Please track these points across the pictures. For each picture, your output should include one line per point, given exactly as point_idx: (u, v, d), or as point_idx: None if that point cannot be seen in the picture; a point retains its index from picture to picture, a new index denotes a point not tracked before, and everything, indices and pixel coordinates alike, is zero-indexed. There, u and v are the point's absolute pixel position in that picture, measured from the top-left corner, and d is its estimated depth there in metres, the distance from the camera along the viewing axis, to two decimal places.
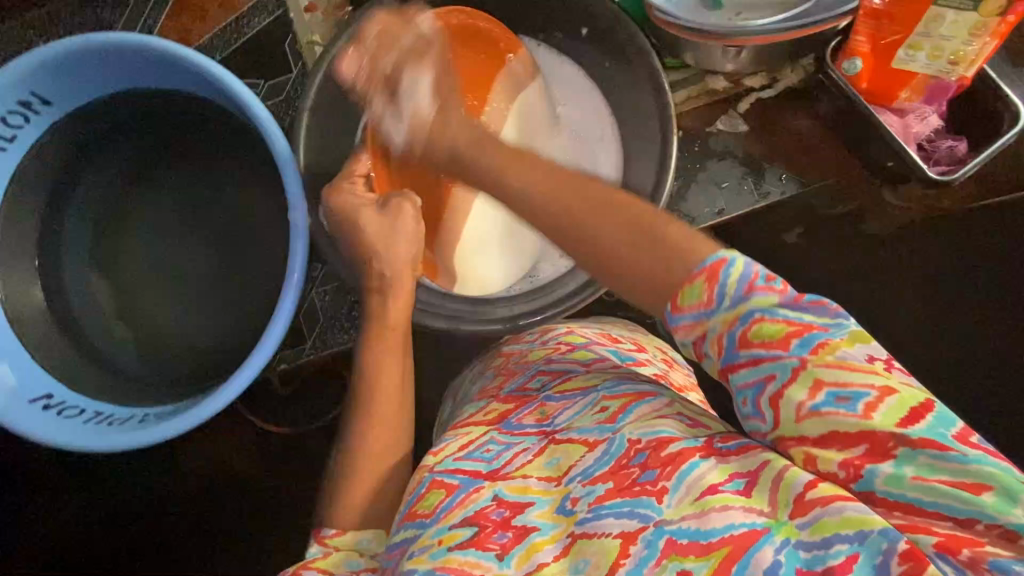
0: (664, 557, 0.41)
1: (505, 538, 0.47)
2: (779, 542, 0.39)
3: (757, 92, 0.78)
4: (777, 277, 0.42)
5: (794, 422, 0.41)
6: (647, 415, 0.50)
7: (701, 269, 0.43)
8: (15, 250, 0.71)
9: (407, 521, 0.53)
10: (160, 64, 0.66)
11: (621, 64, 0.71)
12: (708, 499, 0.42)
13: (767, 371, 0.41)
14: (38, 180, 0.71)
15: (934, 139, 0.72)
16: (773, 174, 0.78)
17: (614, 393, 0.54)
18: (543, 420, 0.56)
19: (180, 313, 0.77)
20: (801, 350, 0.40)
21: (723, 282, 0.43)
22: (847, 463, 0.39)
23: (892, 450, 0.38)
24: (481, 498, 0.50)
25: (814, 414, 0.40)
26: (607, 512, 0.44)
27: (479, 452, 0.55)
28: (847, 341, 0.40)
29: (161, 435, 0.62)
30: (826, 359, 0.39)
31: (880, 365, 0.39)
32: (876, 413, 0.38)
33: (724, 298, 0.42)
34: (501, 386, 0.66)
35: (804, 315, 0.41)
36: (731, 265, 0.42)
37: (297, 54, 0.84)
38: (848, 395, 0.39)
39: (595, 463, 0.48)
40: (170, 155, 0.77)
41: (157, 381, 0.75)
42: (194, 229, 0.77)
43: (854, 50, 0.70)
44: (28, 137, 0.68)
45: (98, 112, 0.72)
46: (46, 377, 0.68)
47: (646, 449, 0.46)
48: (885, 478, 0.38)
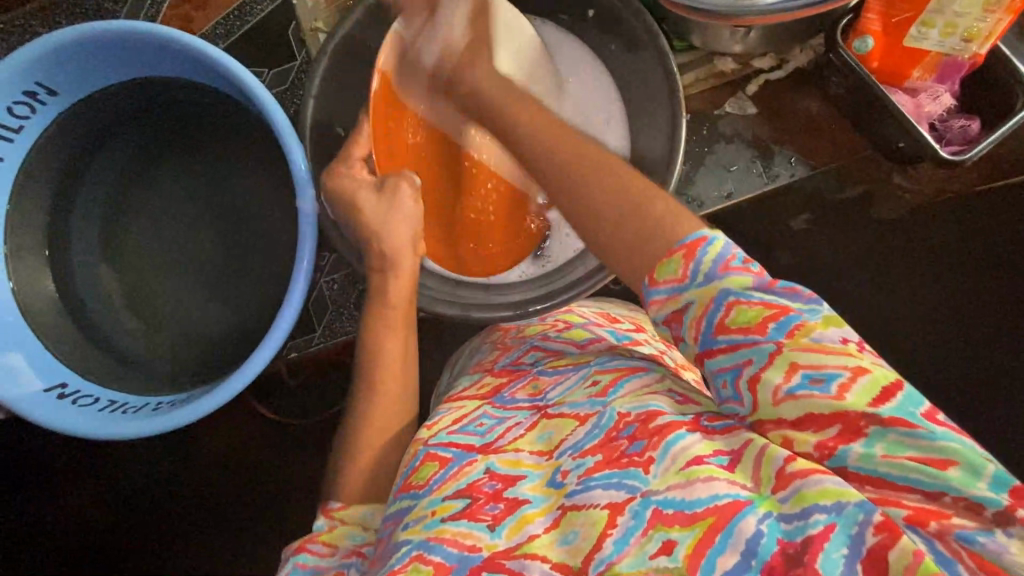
0: (651, 527, 0.43)
1: (496, 509, 0.49)
2: (761, 513, 0.41)
3: (766, 74, 0.78)
4: (754, 260, 0.45)
5: (770, 405, 0.43)
6: (636, 391, 0.52)
7: (681, 245, 0.45)
8: (25, 240, 0.71)
9: (402, 493, 0.55)
10: (164, 51, 0.66)
11: (628, 46, 0.71)
12: (694, 469, 0.44)
13: (744, 356, 0.43)
14: (45, 170, 0.71)
15: (946, 119, 0.72)
16: (782, 156, 0.78)
17: (606, 367, 0.57)
18: (535, 394, 0.60)
19: (189, 303, 0.77)
20: (778, 333, 0.42)
21: (698, 263, 0.45)
22: (821, 444, 0.41)
23: (864, 429, 0.40)
24: (473, 471, 0.52)
25: (789, 397, 0.42)
26: (596, 484, 0.47)
27: (472, 426, 0.58)
28: (821, 324, 0.42)
29: (175, 422, 0.63)
30: (801, 342, 0.42)
31: (853, 346, 0.42)
32: (849, 394, 0.40)
33: (698, 275, 0.44)
34: (494, 361, 0.70)
35: (780, 298, 0.43)
36: (709, 245, 0.45)
37: (300, 42, 0.84)
38: (821, 377, 0.41)
39: (586, 437, 0.51)
40: (175, 144, 0.77)
41: (168, 370, 0.75)
42: (201, 218, 0.77)
43: (865, 29, 0.68)
44: (35, 126, 0.68)
45: (102, 101, 0.71)
46: (59, 367, 0.69)
47: (635, 421, 0.49)
48: (856, 455, 0.40)
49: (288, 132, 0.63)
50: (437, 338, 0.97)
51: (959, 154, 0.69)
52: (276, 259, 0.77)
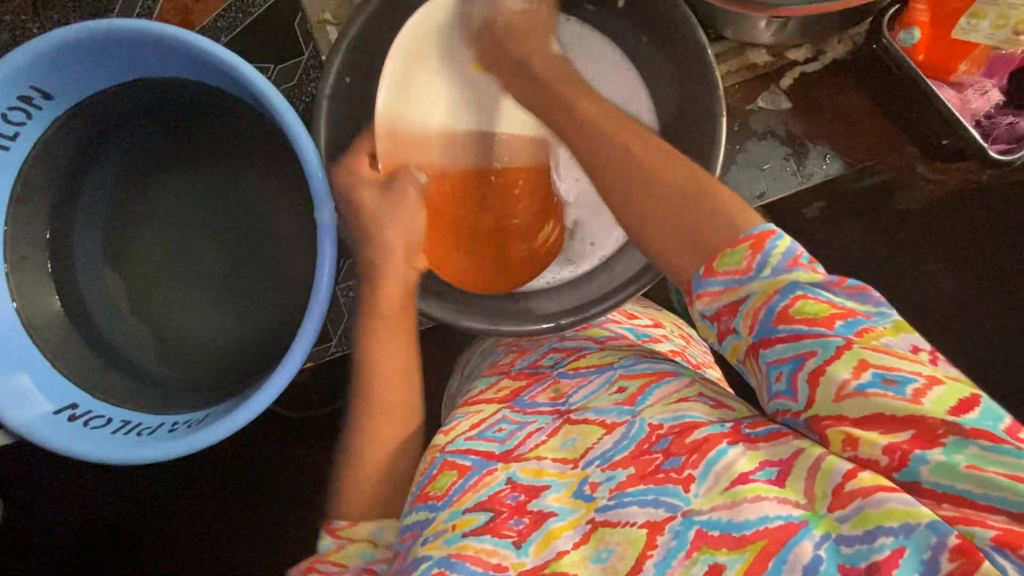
0: (695, 549, 0.40)
1: (521, 525, 0.46)
2: (818, 537, 0.38)
3: (802, 66, 0.74)
4: (819, 261, 0.41)
5: (831, 402, 0.38)
6: (668, 397, 0.49)
7: (748, 235, 0.42)
8: (26, 253, 0.67)
9: (419, 504, 0.51)
10: (166, 51, 0.61)
11: (661, 37, 0.66)
12: (739, 489, 0.40)
13: (807, 347, 0.39)
14: (44, 178, 0.67)
15: (993, 116, 0.68)
16: (817, 154, 0.75)
17: (633, 372, 0.53)
18: (557, 398, 0.55)
19: (200, 314, 0.74)
20: (846, 331, 0.38)
21: (766, 254, 0.41)
22: (893, 448, 0.37)
23: (942, 438, 0.36)
24: (495, 481, 0.49)
25: (857, 394, 0.37)
26: (630, 500, 0.43)
27: (491, 432, 0.53)
28: (890, 330, 0.38)
29: (193, 445, 0.60)
30: (872, 342, 0.38)
31: (925, 356, 0.38)
32: (926, 399, 0.36)
33: (764, 267, 0.41)
34: (512, 364, 0.65)
35: (846, 299, 0.39)
36: (778, 239, 0.41)
37: (308, 35, 0.79)
38: (895, 377, 0.37)
39: (614, 448, 0.47)
40: (179, 148, 0.73)
41: (181, 385, 0.73)
42: (210, 226, 0.74)
43: (912, 20, 0.65)
44: (32, 134, 0.64)
45: (102, 104, 0.67)
46: (69, 387, 0.66)
47: (669, 434, 0.45)
48: (932, 466, 0.36)
49: (303, 136, 0.59)
50: (455, 341, 0.94)
51: (1007, 154, 0.66)
52: (290, 266, 0.74)
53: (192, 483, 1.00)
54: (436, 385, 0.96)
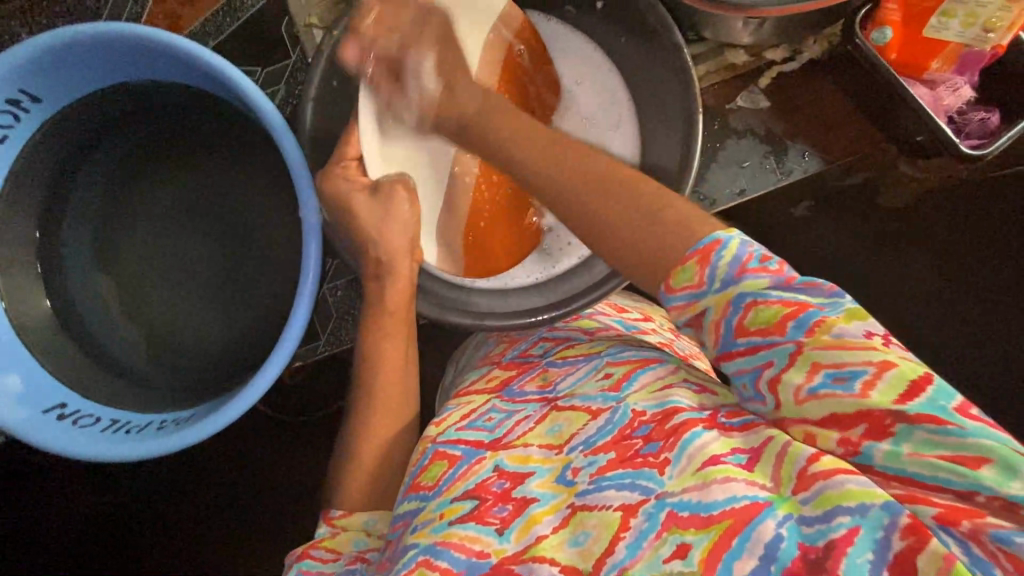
0: (665, 530, 0.40)
1: (505, 512, 0.46)
2: (781, 516, 0.38)
3: (780, 66, 0.75)
4: (772, 258, 0.41)
5: (794, 405, 0.40)
6: (652, 383, 0.49)
7: (695, 251, 0.42)
8: (16, 255, 0.68)
9: (410, 492, 0.52)
10: (152, 55, 0.62)
11: (639, 38, 0.67)
12: (710, 470, 0.41)
13: (764, 357, 0.41)
14: (34, 181, 0.68)
15: (965, 111, 0.70)
16: (795, 152, 0.76)
17: (619, 359, 0.54)
18: (545, 386, 0.57)
19: (189, 314, 0.75)
20: (797, 333, 0.39)
21: (715, 266, 0.41)
22: (846, 441, 0.38)
23: (891, 427, 0.37)
24: (482, 470, 0.49)
25: (813, 396, 0.39)
26: (609, 484, 0.44)
27: (481, 421, 0.55)
28: (843, 319, 0.38)
29: (181, 442, 0.61)
30: (822, 339, 0.38)
31: (878, 340, 0.38)
32: (874, 392, 0.37)
33: (715, 281, 0.41)
34: (502, 354, 0.67)
35: (800, 295, 0.40)
36: (724, 247, 0.41)
37: (294, 38, 0.81)
38: (845, 375, 0.38)
39: (598, 433, 0.48)
40: (167, 150, 0.74)
41: (169, 384, 0.73)
42: (198, 227, 0.75)
43: (884, 19, 0.67)
44: (20, 137, 0.65)
45: (90, 107, 0.68)
46: (57, 387, 0.66)
47: (651, 421, 0.46)
48: (881, 454, 0.37)
49: (289, 136, 0.60)
50: (445, 340, 0.95)
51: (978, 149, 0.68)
52: (278, 266, 0.75)
53: (184, 484, 1.01)
54: (426, 384, 0.96)
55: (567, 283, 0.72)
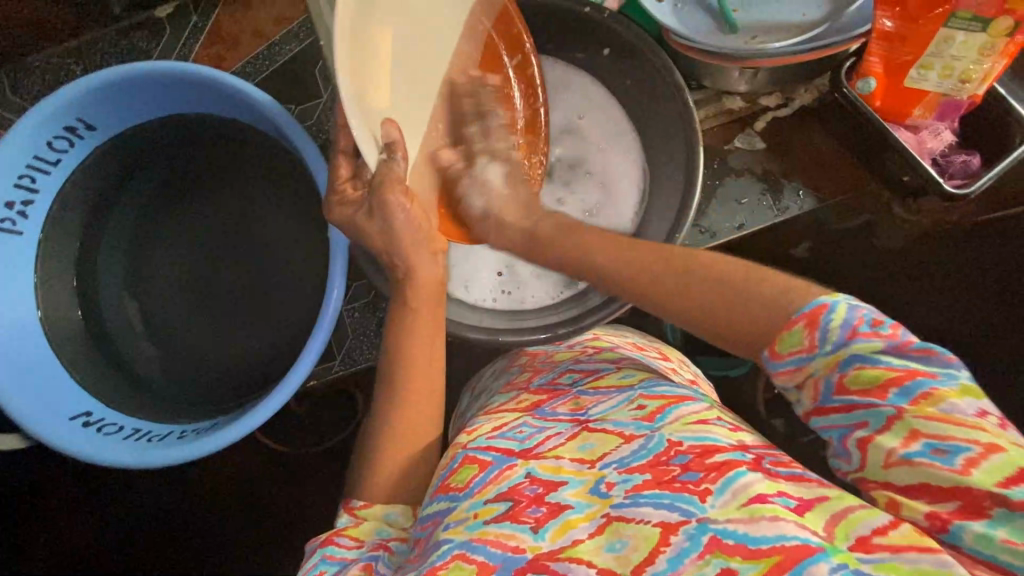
0: (708, 552, 0.40)
1: (539, 513, 0.47)
2: (835, 563, 0.37)
3: (774, 111, 0.81)
4: (885, 320, 0.41)
5: (881, 468, 0.41)
6: (688, 416, 0.50)
7: (802, 313, 0.43)
8: (54, 268, 0.72)
9: (440, 494, 0.53)
10: (197, 88, 0.68)
11: (643, 82, 0.73)
12: (757, 507, 0.41)
13: (860, 417, 0.42)
14: (79, 201, 0.73)
15: (947, 154, 0.75)
16: (791, 189, 0.81)
17: (654, 393, 0.55)
18: (577, 409, 0.58)
19: (211, 330, 0.78)
20: (899, 400, 0.40)
21: (824, 327, 0.42)
22: (934, 515, 0.38)
23: (988, 509, 0.37)
24: (514, 475, 0.51)
25: (905, 462, 0.40)
26: (645, 501, 0.44)
27: (512, 432, 0.56)
28: (954, 393, 0.39)
29: (199, 451, 0.63)
30: (926, 411, 0.39)
31: (990, 421, 0.38)
32: (976, 470, 0.37)
33: (825, 342, 0.42)
34: (528, 380, 0.68)
35: (911, 363, 0.40)
36: (833, 310, 0.42)
37: (326, 80, 0.88)
38: (945, 448, 0.38)
39: (632, 455, 0.49)
40: (201, 176, 0.79)
41: (188, 398, 0.76)
42: (225, 247, 0.79)
43: (868, 71, 0.72)
44: (72, 160, 0.70)
45: (137, 135, 0.74)
46: (85, 396, 0.69)
47: (689, 453, 0.46)
48: (972, 535, 0.37)
49: (320, 162, 0.65)
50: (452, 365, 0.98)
51: (961, 188, 0.72)
52: (300, 285, 0.78)
53: None
54: None
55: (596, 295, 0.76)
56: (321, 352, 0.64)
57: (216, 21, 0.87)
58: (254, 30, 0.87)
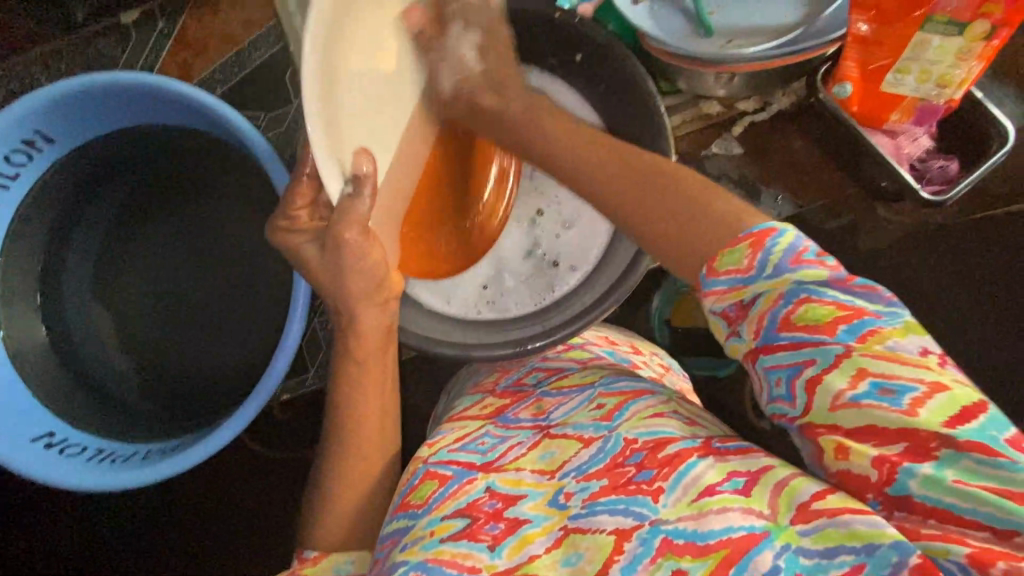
0: (659, 556, 0.41)
1: (496, 530, 0.47)
2: (779, 547, 0.38)
3: (751, 115, 0.80)
4: (828, 255, 0.40)
5: (828, 410, 0.38)
6: (642, 413, 0.51)
7: (747, 234, 0.40)
8: (17, 285, 0.71)
9: (399, 513, 0.52)
10: (157, 100, 0.66)
11: (614, 86, 0.71)
12: (706, 500, 0.41)
13: (806, 355, 0.38)
14: (41, 216, 0.72)
15: (926, 159, 0.75)
16: (769, 196, 0.81)
17: (612, 390, 0.55)
18: (539, 414, 0.58)
19: (180, 344, 0.77)
20: (847, 337, 0.37)
21: (769, 253, 0.39)
22: (882, 460, 0.36)
23: (935, 452, 0.35)
24: (474, 489, 0.50)
25: (852, 404, 0.37)
26: (602, 509, 0.44)
27: (473, 445, 0.56)
28: (899, 331, 0.37)
29: (163, 473, 0.62)
30: (873, 348, 0.37)
31: (934, 359, 0.36)
32: (923, 410, 0.35)
33: (766, 267, 0.39)
34: (495, 382, 0.69)
35: (857, 298, 0.38)
36: (780, 236, 0.40)
37: (297, 86, 0.87)
38: (892, 387, 0.36)
39: (590, 460, 0.49)
40: (166, 187, 0.77)
41: (156, 415, 0.75)
42: (192, 259, 0.77)
43: (844, 75, 0.71)
44: (31, 174, 0.68)
45: (99, 149, 0.72)
46: (47, 416, 0.67)
47: (643, 449, 0.47)
48: (920, 480, 0.35)
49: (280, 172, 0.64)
50: (431, 373, 0.97)
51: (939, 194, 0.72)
52: (270, 297, 0.77)
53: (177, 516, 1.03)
54: (414, 416, 0.97)
55: (570, 301, 0.75)
56: (287, 369, 0.63)
57: (183, 26, 0.85)
58: (221, 35, 0.86)
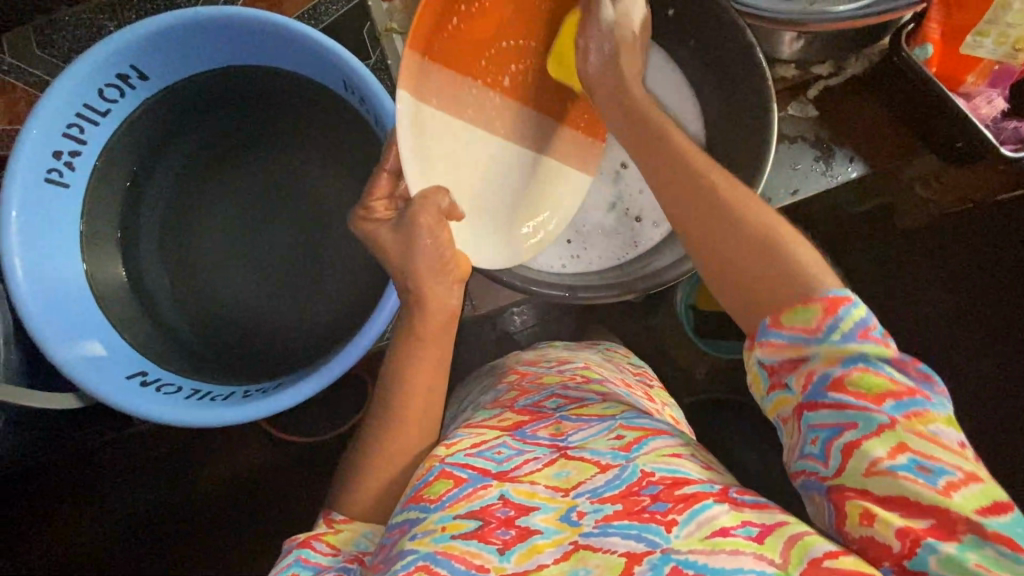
0: None
1: (507, 535, 0.45)
2: None
3: (825, 79, 0.83)
4: (890, 337, 0.41)
5: (859, 476, 0.39)
6: (660, 450, 0.48)
7: (825, 296, 0.41)
8: (98, 225, 0.70)
9: (411, 504, 0.50)
10: (253, 39, 0.65)
11: (708, 39, 0.73)
12: (719, 540, 0.41)
13: (849, 417, 0.39)
14: (123, 156, 0.71)
15: (999, 121, 0.77)
16: (842, 157, 0.82)
17: (633, 423, 0.52)
18: (557, 434, 0.53)
19: (256, 292, 0.75)
20: (894, 410, 0.39)
21: (838, 319, 0.41)
22: (906, 532, 0.37)
23: (960, 533, 0.36)
24: (487, 495, 0.47)
25: (887, 473, 0.38)
26: (614, 531, 0.43)
27: (490, 451, 0.52)
28: (943, 419, 0.39)
29: (262, 410, 0.61)
30: (917, 426, 0.38)
31: (969, 452, 0.38)
32: (956, 493, 0.37)
33: (834, 332, 0.41)
34: (513, 400, 0.63)
35: (909, 379, 0.40)
36: (854, 306, 0.41)
37: (374, 41, 0.86)
38: (930, 467, 0.37)
39: (605, 485, 0.46)
40: (246, 133, 0.75)
41: (233, 363, 0.73)
42: (268, 206, 0.75)
43: (926, 37, 0.74)
44: (121, 112, 0.67)
45: (186, 90, 0.71)
46: (137, 359, 0.67)
47: (660, 482, 0.45)
48: (941, 559, 0.36)
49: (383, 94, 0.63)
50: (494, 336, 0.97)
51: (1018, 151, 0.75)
52: (347, 246, 0.75)
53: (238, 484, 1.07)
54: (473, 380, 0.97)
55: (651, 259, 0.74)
56: (394, 314, 0.64)
57: None
58: None
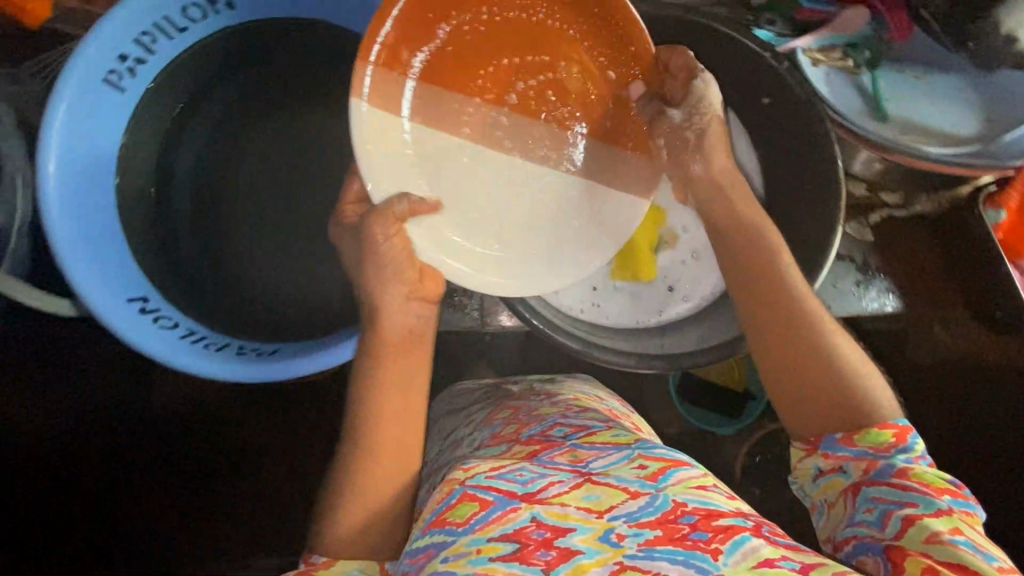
0: None
1: (548, 555, 0.43)
2: None
3: (890, 209, 0.82)
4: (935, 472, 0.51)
5: (919, 543, 0.45)
6: (688, 480, 0.48)
7: (895, 424, 0.51)
8: (141, 138, 0.69)
9: (434, 527, 0.46)
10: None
11: (798, 139, 0.71)
12: (766, 571, 0.42)
13: (910, 499, 0.47)
14: (184, 78, 0.69)
15: None
16: (880, 287, 0.81)
17: (653, 452, 0.51)
18: (576, 461, 0.51)
19: (275, 248, 0.74)
20: (951, 504, 0.46)
21: (906, 443, 0.50)
22: None
23: None
24: (518, 517, 0.45)
25: (947, 542, 0.44)
26: (660, 555, 0.42)
27: (511, 473, 0.49)
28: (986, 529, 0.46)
29: (262, 374, 0.61)
30: (969, 520, 0.46)
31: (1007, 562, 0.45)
32: (1006, 573, 0.42)
33: (902, 448, 0.50)
34: (516, 433, 0.60)
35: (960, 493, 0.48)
36: (917, 436, 0.51)
37: None
38: (984, 551, 0.44)
39: (640, 511, 0.45)
40: (312, 89, 0.74)
41: (232, 312, 0.73)
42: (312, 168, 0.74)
43: (1003, 202, 0.77)
44: (197, 33, 0.66)
45: (264, 30, 0.70)
46: (145, 283, 0.65)
47: (694, 513, 0.45)
48: None
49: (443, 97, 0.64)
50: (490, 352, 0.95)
51: None
52: None
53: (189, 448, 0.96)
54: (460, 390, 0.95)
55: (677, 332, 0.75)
56: None
57: None
58: None
